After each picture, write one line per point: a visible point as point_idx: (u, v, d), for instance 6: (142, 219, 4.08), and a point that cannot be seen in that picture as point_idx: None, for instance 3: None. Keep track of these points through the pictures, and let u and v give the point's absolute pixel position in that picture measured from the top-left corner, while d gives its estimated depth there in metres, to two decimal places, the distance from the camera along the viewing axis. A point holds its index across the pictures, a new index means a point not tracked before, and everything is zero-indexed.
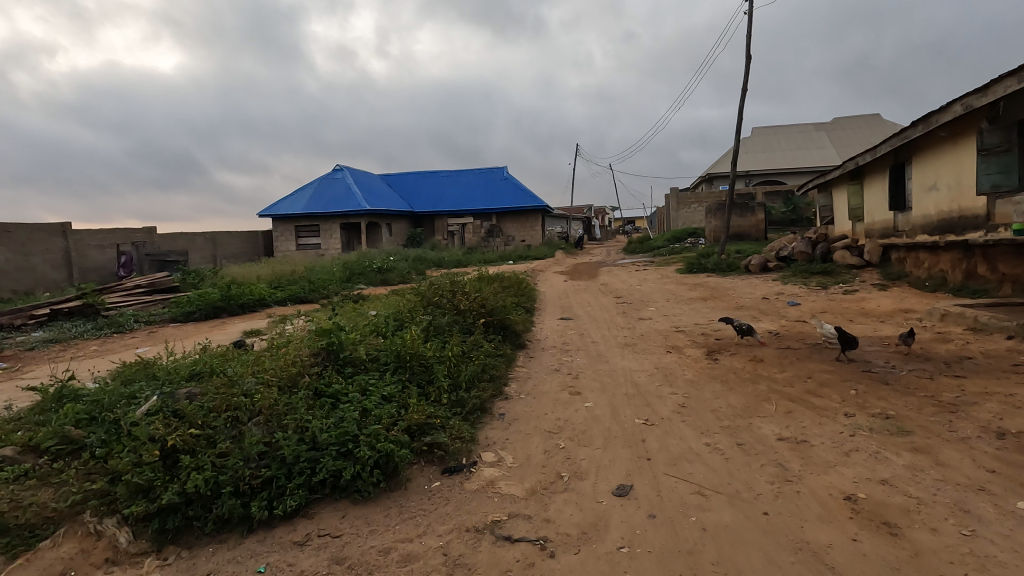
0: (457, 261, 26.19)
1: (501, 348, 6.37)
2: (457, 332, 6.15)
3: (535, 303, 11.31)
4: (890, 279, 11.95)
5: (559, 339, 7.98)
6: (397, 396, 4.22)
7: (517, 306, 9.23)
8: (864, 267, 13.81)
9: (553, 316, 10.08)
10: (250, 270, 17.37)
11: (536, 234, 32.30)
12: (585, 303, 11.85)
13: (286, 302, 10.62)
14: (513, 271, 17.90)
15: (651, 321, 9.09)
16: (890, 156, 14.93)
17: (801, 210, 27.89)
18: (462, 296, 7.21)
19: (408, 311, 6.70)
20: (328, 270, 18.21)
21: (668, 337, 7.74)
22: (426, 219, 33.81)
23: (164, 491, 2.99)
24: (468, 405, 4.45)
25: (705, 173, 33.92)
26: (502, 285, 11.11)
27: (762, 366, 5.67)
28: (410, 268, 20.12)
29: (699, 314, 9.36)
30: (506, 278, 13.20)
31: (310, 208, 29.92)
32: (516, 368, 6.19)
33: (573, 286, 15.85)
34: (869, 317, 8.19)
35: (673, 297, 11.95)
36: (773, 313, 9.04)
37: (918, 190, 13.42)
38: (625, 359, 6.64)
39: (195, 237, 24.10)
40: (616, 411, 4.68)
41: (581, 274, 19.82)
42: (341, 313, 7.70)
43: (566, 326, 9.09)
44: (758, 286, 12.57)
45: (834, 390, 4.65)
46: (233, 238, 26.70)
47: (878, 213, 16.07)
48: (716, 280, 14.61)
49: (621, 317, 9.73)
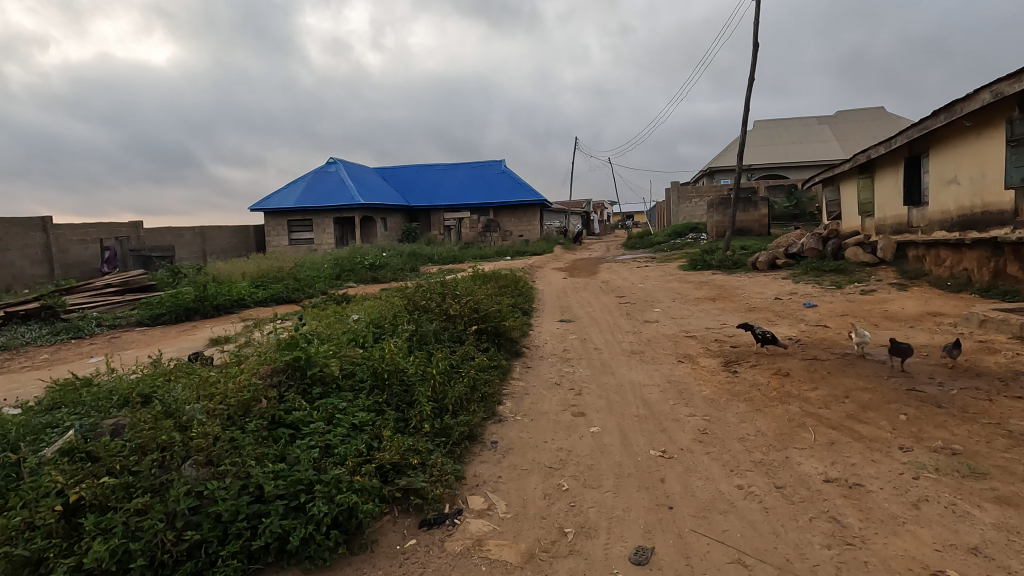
0: (453, 256, 25.51)
1: (495, 360, 5.71)
2: (445, 341, 5.50)
3: (533, 304, 10.63)
4: (908, 278, 11.32)
5: (560, 346, 7.34)
6: (369, 426, 3.57)
7: (513, 308, 8.57)
8: (879, 265, 13.17)
9: (551, 318, 9.42)
10: (237, 267, 16.65)
11: (534, 229, 31.62)
12: (585, 304, 11.19)
13: (267, 303, 9.94)
14: (510, 268, 17.26)
15: (658, 324, 8.44)
16: (905, 149, 14.27)
17: (804, 205, 27.27)
18: (454, 299, 6.55)
19: (392, 316, 6.04)
20: (319, 267, 17.57)
21: (678, 344, 7.09)
22: (421, 213, 33.09)
23: (57, 566, 2.33)
24: (455, 435, 3.79)
25: (706, 167, 33.21)
26: (497, 284, 10.45)
27: (790, 381, 5.02)
28: (404, 264, 19.46)
29: (710, 317, 8.70)
30: (503, 276, 12.50)
31: (303, 202, 29.14)
32: (511, 382, 5.53)
33: (573, 283, 15.21)
34: (896, 322, 7.55)
35: (680, 297, 11.31)
36: (790, 317, 8.39)
37: (936, 184, 12.78)
38: (633, 371, 5.98)
39: (183, 231, 23.35)
40: (627, 438, 4.03)
41: (580, 270, 19.14)
42: (321, 317, 7.03)
43: (566, 330, 8.43)
44: (768, 285, 11.92)
45: (880, 416, 4.02)
46: (223, 233, 25.96)
47: (890, 208, 15.42)
48: (722, 277, 13.97)
49: (625, 320, 9.07)
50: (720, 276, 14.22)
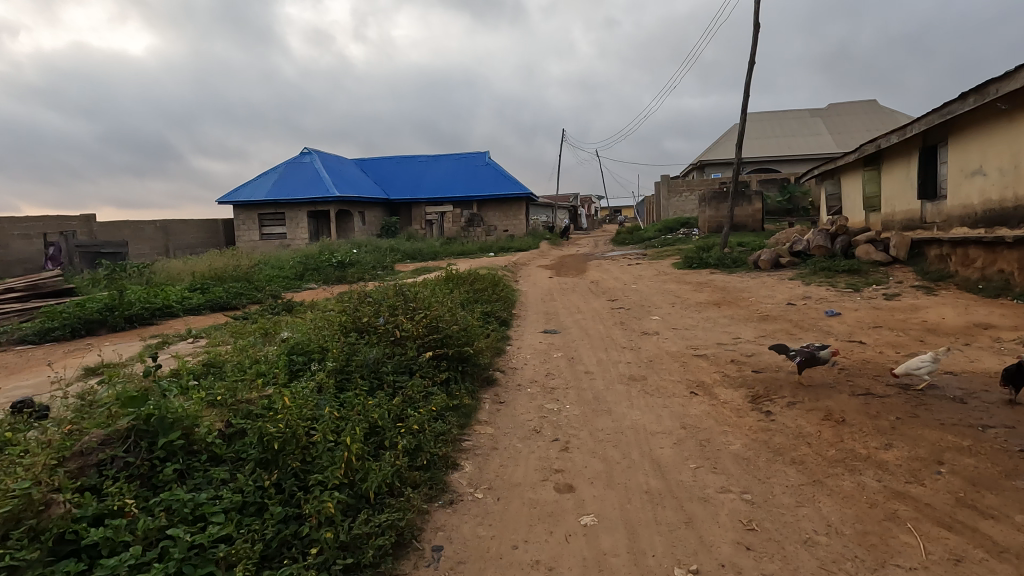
0: (434, 252, 24.09)
1: (455, 400, 4.32)
2: (387, 378, 4.15)
3: (512, 310, 9.26)
4: (931, 280, 10.18)
5: (542, 369, 5.97)
6: (221, 550, 2.26)
7: (487, 323, 7.19)
8: (893, 265, 12.01)
9: (533, 330, 8.05)
10: (188, 265, 15.03)
11: (520, 224, 30.24)
12: (573, 309, 9.84)
13: (200, 310, 8.47)
14: (491, 267, 15.88)
15: (660, 339, 7.11)
16: (918, 138, 13.15)
17: (797, 200, 26.21)
18: (408, 313, 5.17)
19: (324, 340, 4.65)
20: (282, 266, 16.02)
21: (687, 367, 5.76)
22: (401, 207, 31.56)
23: None
24: (366, 551, 2.47)
25: (697, 160, 32.04)
26: (472, 290, 9.10)
27: (848, 431, 3.73)
28: (377, 262, 17.92)
29: (718, 329, 7.40)
30: (481, 277, 11.06)
31: (274, 195, 27.45)
32: (476, 430, 4.17)
33: (559, 284, 13.85)
34: (943, 336, 6.32)
35: (679, 301, 10.03)
36: (815, 328, 7.10)
37: (957, 175, 11.67)
38: (635, 408, 4.64)
39: (142, 226, 21.73)
40: (639, 541, 2.72)
41: (568, 268, 17.80)
42: (244, 336, 5.60)
43: (551, 346, 7.06)
44: (777, 288, 10.69)
45: (1007, 502, 2.75)
46: (188, 227, 24.24)
47: (900, 202, 14.30)
48: (722, 278, 12.72)
49: (620, 332, 7.72)
50: (720, 276, 12.99)
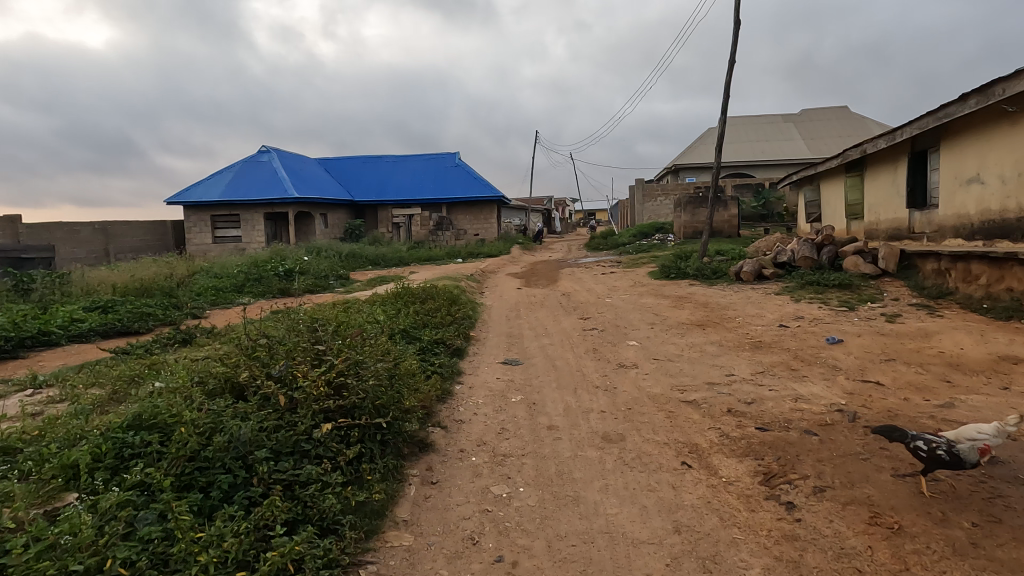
0: (399, 258, 22.70)
1: (360, 495, 3.11)
2: (259, 472, 2.90)
3: (469, 334, 8.02)
4: (930, 297, 9.35)
5: (494, 422, 4.76)
6: None
7: (430, 358, 5.93)
8: (883, 278, 11.22)
9: (491, 360, 6.83)
10: (112, 275, 13.37)
11: (491, 227, 29.04)
12: (540, 331, 8.67)
13: (88, 337, 7.00)
14: (455, 276, 14.60)
15: (639, 376, 5.97)
16: (906, 142, 12.45)
17: (772, 205, 25.63)
18: (315, 356, 3.90)
19: (185, 403, 3.36)
20: (222, 275, 14.42)
21: (674, 421, 4.61)
22: (367, 209, 30.03)
23: None
24: None
25: (672, 163, 31.34)
26: (420, 311, 7.83)
27: (911, 548, 2.65)
28: (332, 269, 16.43)
29: (705, 363, 6.30)
30: (437, 292, 9.81)
31: (228, 195, 25.64)
32: (386, 541, 2.95)
33: (528, 297, 12.65)
34: (972, 375, 5.34)
35: (659, 321, 8.93)
36: (818, 361, 6.06)
37: (952, 183, 10.97)
38: (610, 492, 3.48)
39: (77, 227, 19.84)
40: None
41: (539, 278, 16.64)
42: (98, 386, 4.22)
43: (509, 385, 5.85)
44: (764, 305, 9.71)
45: None
46: (131, 229, 22.32)
47: (885, 210, 13.61)
48: (703, 291, 11.72)
49: (592, 363, 6.56)
50: (700, 289, 12.01)
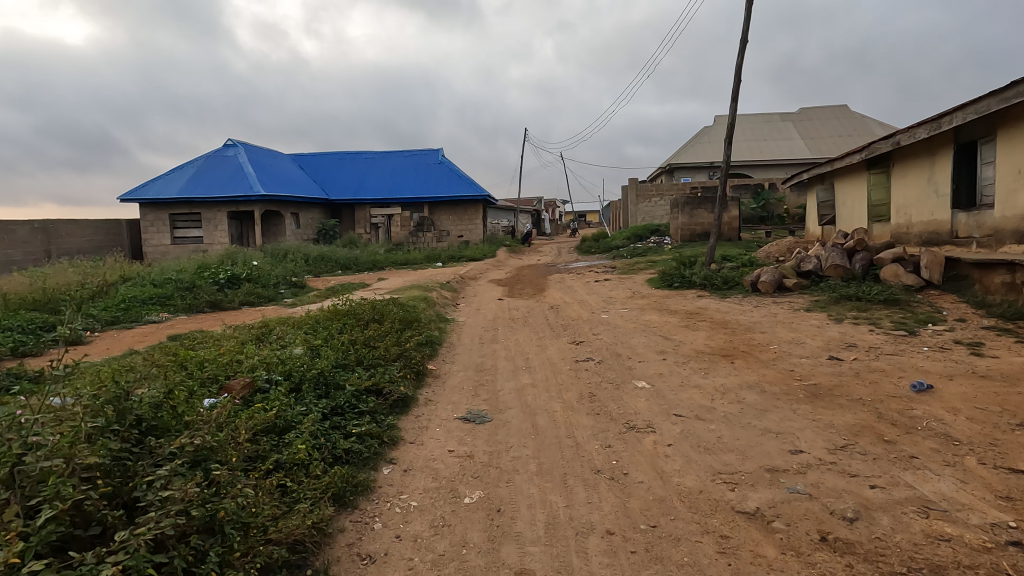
0: (373, 261, 20.57)
1: None
2: None
3: (424, 369, 6.04)
4: (1004, 318, 7.57)
5: (424, 560, 2.78)
6: None
7: (343, 427, 3.95)
8: (929, 289, 9.42)
9: (445, 415, 4.81)
10: (10, 282, 11.13)
11: (475, 229, 27.09)
12: (519, 362, 6.72)
13: None
14: (426, 284, 12.57)
15: (658, 449, 4.01)
16: (949, 133, 10.68)
17: (772, 207, 23.96)
18: (32, 488, 1.94)
19: None
20: (150, 282, 12.25)
21: (734, 563, 2.67)
22: (343, 209, 27.90)
23: None
24: None
25: (668, 163, 29.58)
26: (357, 341, 5.81)
27: None
28: (288, 273, 14.33)
29: (751, 425, 4.37)
30: (392, 307, 7.81)
31: (187, 192, 23.36)
32: None
33: (510, 310, 10.68)
34: None
35: (672, 348, 7.01)
36: (917, 427, 4.14)
37: (1012, 178, 9.19)
38: None
39: (12, 226, 17.42)
40: None
41: (524, 285, 14.68)
42: None
43: (464, 465, 3.86)
44: (799, 326, 7.85)
45: None
46: (79, 228, 20.01)
47: (919, 211, 11.84)
48: (717, 306, 9.82)
49: (588, 423, 4.59)
50: (713, 303, 10.12)
